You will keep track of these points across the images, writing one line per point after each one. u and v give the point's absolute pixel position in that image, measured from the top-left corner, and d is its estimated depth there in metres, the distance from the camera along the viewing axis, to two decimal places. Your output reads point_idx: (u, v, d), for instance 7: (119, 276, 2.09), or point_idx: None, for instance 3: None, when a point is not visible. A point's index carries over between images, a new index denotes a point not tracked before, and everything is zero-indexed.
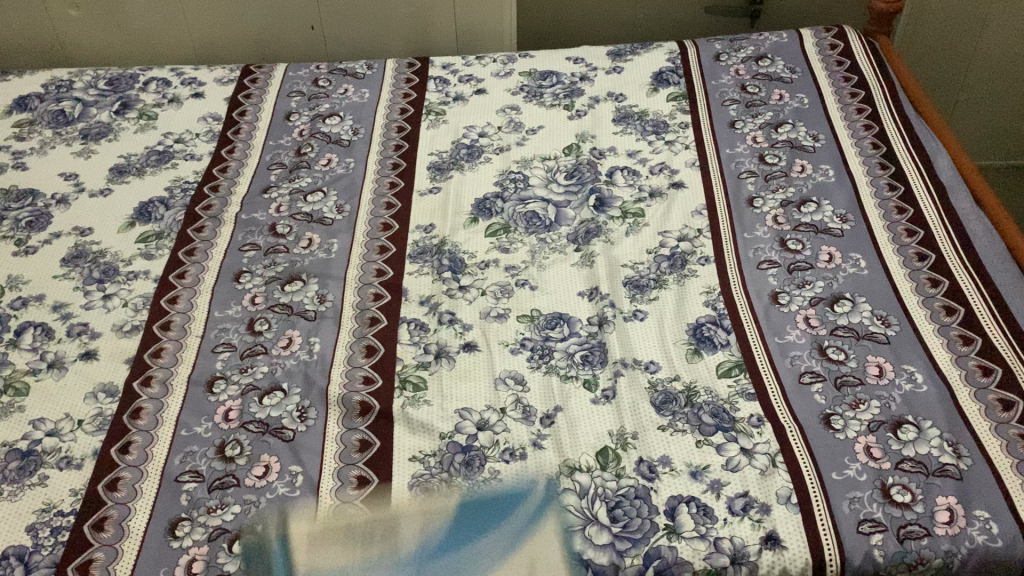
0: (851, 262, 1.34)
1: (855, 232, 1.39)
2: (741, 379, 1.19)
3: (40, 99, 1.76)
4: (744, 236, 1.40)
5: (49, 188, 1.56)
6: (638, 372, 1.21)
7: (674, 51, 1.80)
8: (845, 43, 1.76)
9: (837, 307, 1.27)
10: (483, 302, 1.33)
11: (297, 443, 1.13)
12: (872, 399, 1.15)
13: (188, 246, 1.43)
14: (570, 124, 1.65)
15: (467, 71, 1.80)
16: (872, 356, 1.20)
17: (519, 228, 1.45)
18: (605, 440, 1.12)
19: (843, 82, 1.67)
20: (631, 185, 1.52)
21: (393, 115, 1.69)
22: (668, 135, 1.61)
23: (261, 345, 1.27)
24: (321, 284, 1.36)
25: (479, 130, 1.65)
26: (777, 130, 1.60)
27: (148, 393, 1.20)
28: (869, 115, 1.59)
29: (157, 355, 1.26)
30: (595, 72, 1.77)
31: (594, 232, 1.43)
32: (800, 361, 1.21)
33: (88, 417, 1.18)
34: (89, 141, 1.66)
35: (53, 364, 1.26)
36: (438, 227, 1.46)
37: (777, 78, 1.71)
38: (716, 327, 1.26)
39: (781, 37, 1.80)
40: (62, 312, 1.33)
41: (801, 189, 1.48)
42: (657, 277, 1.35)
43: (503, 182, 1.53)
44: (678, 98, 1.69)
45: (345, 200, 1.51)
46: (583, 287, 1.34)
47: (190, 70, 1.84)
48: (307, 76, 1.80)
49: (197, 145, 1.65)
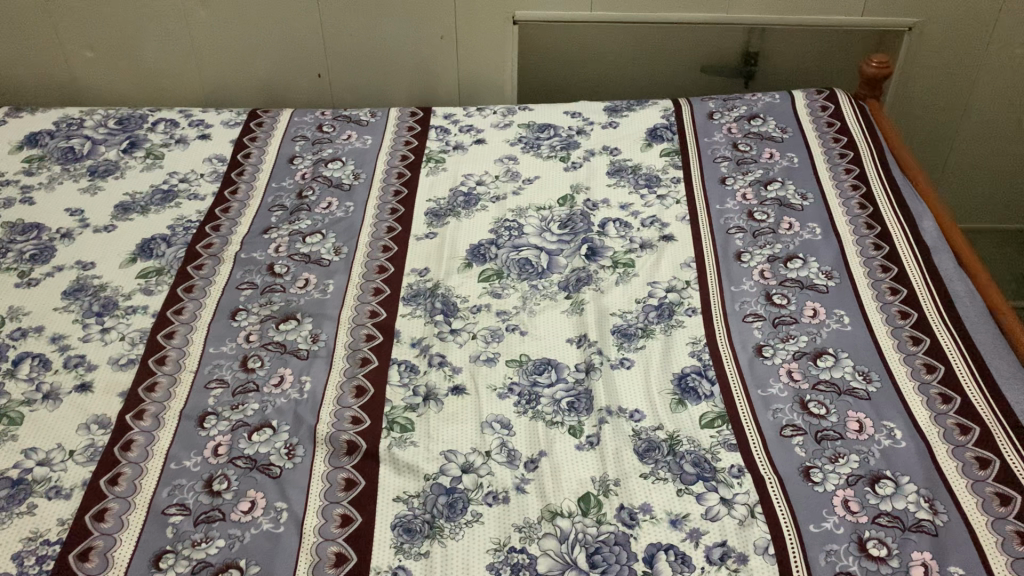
0: (835, 318, 1.37)
1: (840, 288, 1.42)
2: (723, 430, 1.21)
3: (51, 136, 1.81)
4: (731, 289, 1.43)
5: (54, 222, 1.59)
6: (622, 420, 1.22)
7: (669, 109, 1.85)
8: (835, 105, 1.80)
9: (820, 362, 1.30)
10: (473, 346, 1.35)
11: (283, 479, 1.15)
12: (851, 453, 1.17)
13: (187, 283, 1.47)
14: (566, 175, 1.69)
15: (467, 121, 1.85)
16: (852, 412, 1.22)
17: (512, 274, 1.48)
18: (587, 485, 1.13)
19: (832, 143, 1.72)
20: (622, 236, 1.55)
21: (394, 162, 1.73)
22: (660, 190, 1.65)
23: (253, 383, 1.30)
24: (316, 323, 1.39)
25: (477, 178, 1.69)
26: (766, 187, 1.64)
27: (140, 426, 1.23)
28: (856, 175, 1.64)
29: (150, 389, 1.28)
30: (591, 126, 1.82)
31: (585, 279, 1.46)
32: (782, 414, 1.23)
33: (79, 448, 1.20)
34: (96, 178, 1.70)
35: (49, 395, 1.28)
36: (433, 271, 1.49)
37: (768, 137, 1.76)
38: (700, 378, 1.28)
39: (773, 98, 1.85)
40: (60, 343, 1.36)
41: (788, 245, 1.51)
42: (644, 327, 1.37)
43: (497, 230, 1.57)
44: (671, 154, 1.73)
45: (343, 242, 1.55)
46: (573, 333, 1.37)
47: (198, 112, 1.89)
48: (311, 122, 1.84)
49: (201, 186, 1.69)
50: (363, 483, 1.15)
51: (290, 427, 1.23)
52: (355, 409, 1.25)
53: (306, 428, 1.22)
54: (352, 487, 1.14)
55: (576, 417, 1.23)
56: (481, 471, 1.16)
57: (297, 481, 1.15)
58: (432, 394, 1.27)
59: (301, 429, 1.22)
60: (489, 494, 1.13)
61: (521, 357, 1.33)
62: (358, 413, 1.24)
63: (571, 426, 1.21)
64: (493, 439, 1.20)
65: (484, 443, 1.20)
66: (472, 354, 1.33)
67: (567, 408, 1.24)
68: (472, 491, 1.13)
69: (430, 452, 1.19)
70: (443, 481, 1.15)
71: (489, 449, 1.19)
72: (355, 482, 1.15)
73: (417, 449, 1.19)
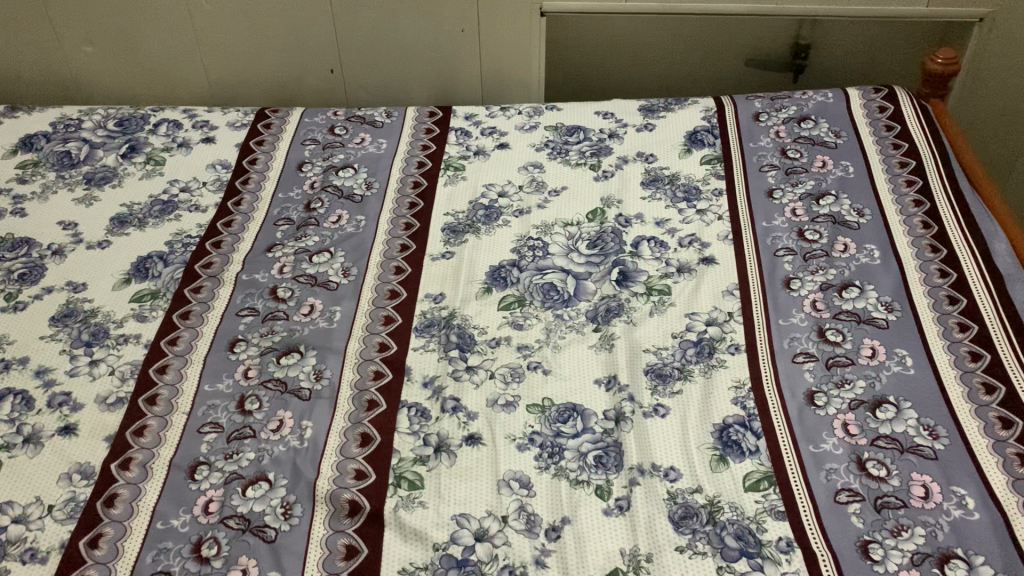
0: (896, 359, 1.22)
1: (901, 324, 1.27)
2: (770, 495, 1.07)
3: (47, 138, 1.70)
4: (779, 323, 1.28)
5: (46, 237, 1.49)
6: (656, 480, 1.09)
7: (710, 109, 1.69)
8: (895, 106, 1.63)
9: (879, 413, 1.15)
10: (490, 386, 1.22)
11: (278, 544, 1.05)
12: (916, 526, 1.03)
13: (183, 308, 1.36)
14: (596, 186, 1.55)
15: (490, 122, 1.71)
16: (916, 474, 1.08)
17: (535, 302, 1.35)
18: (615, 560, 1.01)
19: (892, 150, 1.56)
20: (657, 258, 1.41)
21: (409, 169, 1.60)
22: (700, 204, 1.50)
23: (249, 428, 1.18)
24: (320, 358, 1.27)
25: (499, 189, 1.56)
26: (819, 202, 1.48)
27: (125, 478, 1.12)
28: (919, 189, 1.47)
29: (139, 433, 1.18)
30: (624, 128, 1.67)
31: (615, 309, 1.32)
32: (836, 476, 1.09)
33: (59, 502, 1.10)
34: (92, 187, 1.59)
35: (30, 438, 1.18)
36: (448, 297, 1.37)
37: (820, 142, 1.60)
38: (744, 431, 1.14)
39: (826, 96, 1.68)
40: (45, 378, 1.26)
41: (843, 271, 1.36)
42: (681, 367, 1.23)
43: (520, 250, 1.44)
44: (712, 162, 1.58)
45: (352, 263, 1.43)
46: (601, 373, 1.23)
47: (202, 111, 1.76)
48: (323, 123, 1.72)
49: (203, 196, 1.57)
50: (366, 551, 1.03)
51: (287, 481, 1.11)
52: (359, 461, 1.13)
53: (305, 483, 1.11)
54: (353, 556, 1.03)
55: (603, 475, 1.10)
56: (497, 540, 1.04)
57: (293, 547, 1.04)
58: (444, 444, 1.15)
59: (299, 485, 1.11)
60: (505, 569, 1.01)
61: (544, 402, 1.20)
62: (362, 466, 1.12)
63: (598, 487, 1.09)
64: (510, 502, 1.08)
65: (500, 505, 1.07)
66: (489, 397, 1.21)
67: (594, 464, 1.11)
68: (486, 564, 1.01)
69: (440, 516, 1.06)
70: (454, 551, 1.03)
71: (505, 513, 1.06)
72: (357, 550, 1.03)
73: (426, 512, 1.07)
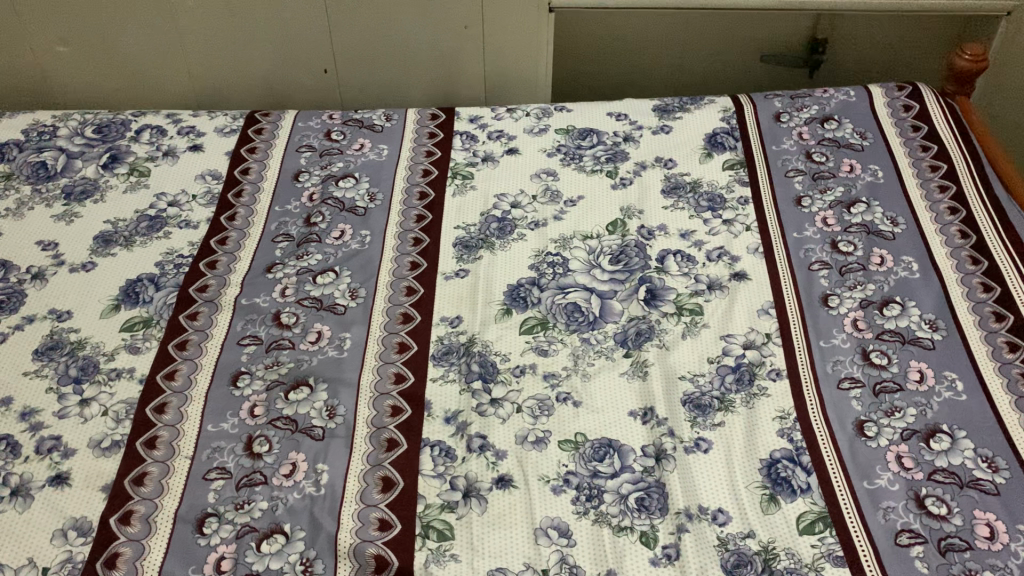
0: (946, 383, 1.15)
1: (948, 344, 1.20)
2: (826, 538, 1.01)
3: (20, 148, 1.57)
4: (821, 345, 1.22)
5: (25, 259, 1.37)
6: (705, 525, 1.02)
7: (729, 109, 1.61)
8: (921, 104, 1.56)
9: (934, 444, 1.09)
10: (518, 421, 1.14)
11: None
12: (984, 571, 0.96)
13: (179, 338, 1.25)
14: (614, 195, 1.46)
15: (497, 125, 1.61)
16: (980, 512, 1.02)
17: (559, 324, 1.26)
18: None
19: (921, 152, 1.48)
20: (685, 274, 1.33)
21: (414, 178, 1.50)
22: (726, 214, 1.42)
23: (260, 473, 1.09)
24: (331, 392, 1.18)
25: (512, 200, 1.47)
26: (850, 210, 1.41)
27: (127, 534, 1.03)
28: (953, 194, 1.40)
29: (140, 482, 1.08)
30: (640, 131, 1.58)
31: (646, 332, 1.24)
32: (895, 516, 1.02)
33: (54, 564, 1.00)
34: (72, 201, 1.47)
35: (18, 490, 1.08)
36: (466, 320, 1.28)
37: (846, 144, 1.52)
38: (794, 467, 1.08)
39: (848, 94, 1.60)
40: (31, 421, 1.15)
41: (882, 286, 1.29)
42: (721, 396, 1.16)
43: (539, 266, 1.35)
44: (735, 167, 1.50)
45: (360, 284, 1.33)
46: (635, 405, 1.15)
47: (188, 116, 1.65)
48: (318, 128, 1.61)
49: (193, 210, 1.46)
50: None
51: (306, 533, 1.03)
52: (382, 509, 1.04)
53: (325, 536, 1.02)
54: None
55: (648, 520, 1.03)
56: None
57: None
58: (473, 488, 1.07)
59: (319, 538, 1.02)
60: None
61: (577, 437, 1.12)
62: (386, 515, 1.04)
63: (642, 534, 1.01)
64: (550, 552, 1.00)
65: (539, 557, 1.00)
66: (518, 434, 1.13)
67: (636, 507, 1.04)
68: None
69: (475, 572, 0.99)
70: None
71: (545, 566, 0.99)
72: None
73: (459, 566, 0.99)
